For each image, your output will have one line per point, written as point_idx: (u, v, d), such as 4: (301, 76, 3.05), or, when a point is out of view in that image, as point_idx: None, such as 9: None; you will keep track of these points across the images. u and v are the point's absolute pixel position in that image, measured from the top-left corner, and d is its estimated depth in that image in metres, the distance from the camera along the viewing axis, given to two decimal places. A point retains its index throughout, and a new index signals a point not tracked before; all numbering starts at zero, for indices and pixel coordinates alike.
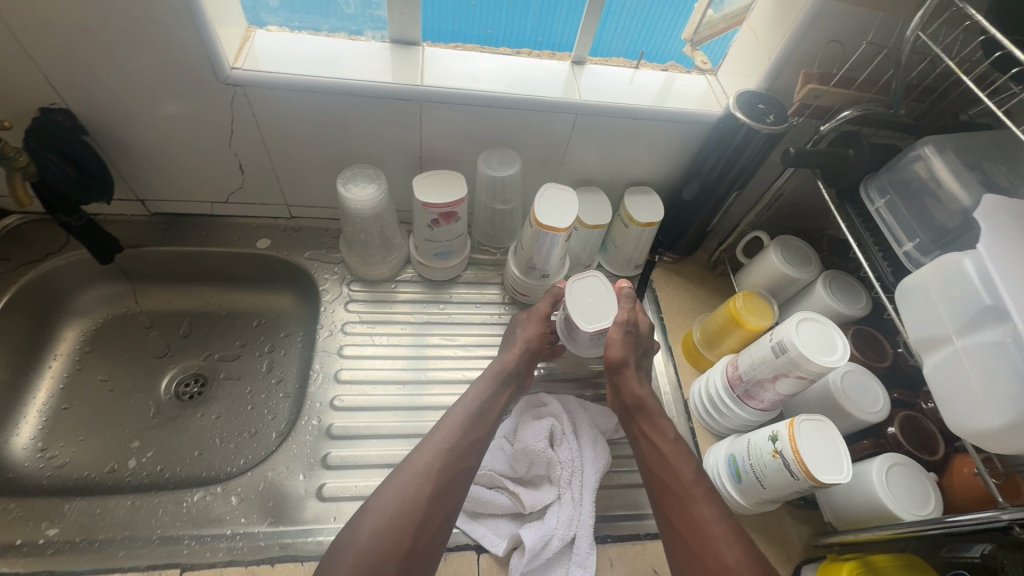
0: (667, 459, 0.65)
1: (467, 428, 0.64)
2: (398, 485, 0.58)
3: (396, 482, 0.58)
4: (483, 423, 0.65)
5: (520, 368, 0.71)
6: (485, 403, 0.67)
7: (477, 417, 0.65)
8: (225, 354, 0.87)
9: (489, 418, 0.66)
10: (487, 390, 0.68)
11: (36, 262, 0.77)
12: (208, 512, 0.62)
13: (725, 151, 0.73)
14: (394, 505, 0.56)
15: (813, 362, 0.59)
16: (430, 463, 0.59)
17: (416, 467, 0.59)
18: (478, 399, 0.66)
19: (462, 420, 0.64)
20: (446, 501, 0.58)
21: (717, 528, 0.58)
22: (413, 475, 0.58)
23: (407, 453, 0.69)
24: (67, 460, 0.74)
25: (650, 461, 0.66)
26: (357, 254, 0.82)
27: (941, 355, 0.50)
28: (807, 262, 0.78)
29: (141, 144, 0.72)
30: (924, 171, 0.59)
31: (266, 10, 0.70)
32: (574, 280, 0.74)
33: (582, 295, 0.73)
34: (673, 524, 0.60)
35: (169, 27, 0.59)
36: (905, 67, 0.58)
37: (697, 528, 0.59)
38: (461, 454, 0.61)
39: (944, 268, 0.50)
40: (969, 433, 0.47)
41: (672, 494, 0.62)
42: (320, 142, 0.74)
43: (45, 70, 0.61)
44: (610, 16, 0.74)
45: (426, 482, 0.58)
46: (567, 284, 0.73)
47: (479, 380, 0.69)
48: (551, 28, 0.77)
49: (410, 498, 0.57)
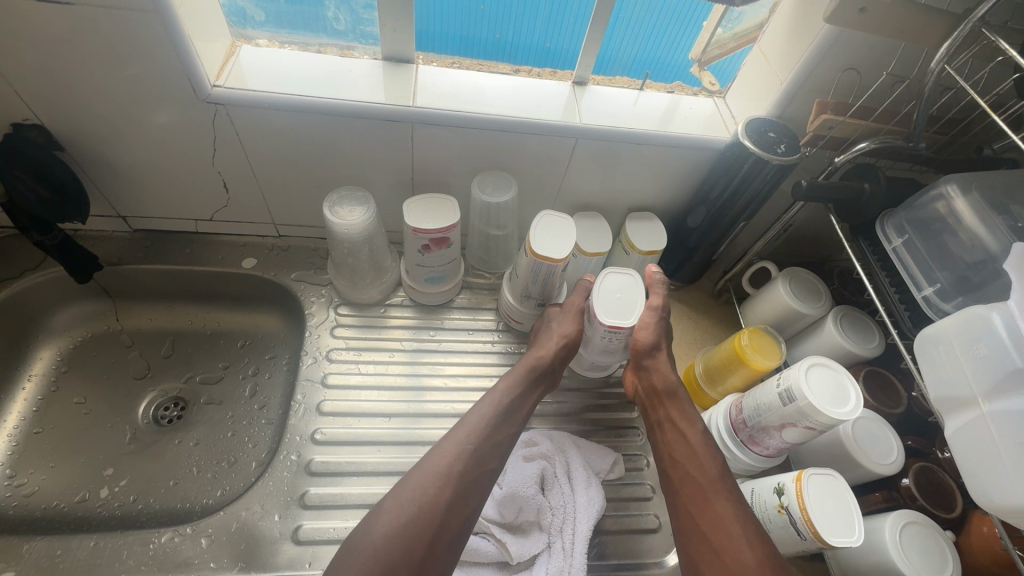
0: (695, 452, 0.62)
1: (491, 430, 0.61)
2: (404, 499, 0.54)
3: (406, 489, 0.55)
4: (508, 423, 0.63)
5: (553, 366, 0.70)
6: (514, 400, 0.65)
7: (503, 417, 0.63)
8: (208, 377, 0.83)
9: (514, 415, 0.64)
10: (515, 383, 0.66)
11: (12, 280, 0.74)
12: (175, 555, 0.59)
13: (733, 180, 0.69)
14: (407, 511, 0.54)
15: (824, 415, 0.55)
16: (451, 465, 0.57)
17: (430, 472, 0.57)
18: (508, 393, 0.65)
19: (491, 417, 0.62)
20: (458, 507, 0.56)
21: (739, 526, 0.55)
22: (432, 477, 0.56)
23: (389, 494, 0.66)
24: (36, 489, 0.70)
25: (673, 450, 0.64)
26: (346, 277, 0.79)
27: (964, 418, 0.46)
28: (817, 297, 0.74)
29: (119, 161, 0.69)
30: (947, 212, 0.55)
31: (253, 24, 0.67)
32: (610, 272, 0.71)
33: (613, 288, 0.69)
34: (694, 514, 0.58)
35: (145, 44, 0.55)
36: (928, 101, 0.54)
37: (716, 521, 0.56)
38: (483, 456, 0.59)
39: (969, 322, 0.46)
40: (996, 507, 0.43)
41: (693, 484, 0.60)
42: (308, 162, 0.71)
43: (16, 86, 0.58)
44: (620, 22, 0.69)
45: (447, 484, 0.56)
46: (601, 273, 0.70)
47: (512, 372, 0.67)
48: (558, 34, 0.71)
49: (427, 501, 0.54)
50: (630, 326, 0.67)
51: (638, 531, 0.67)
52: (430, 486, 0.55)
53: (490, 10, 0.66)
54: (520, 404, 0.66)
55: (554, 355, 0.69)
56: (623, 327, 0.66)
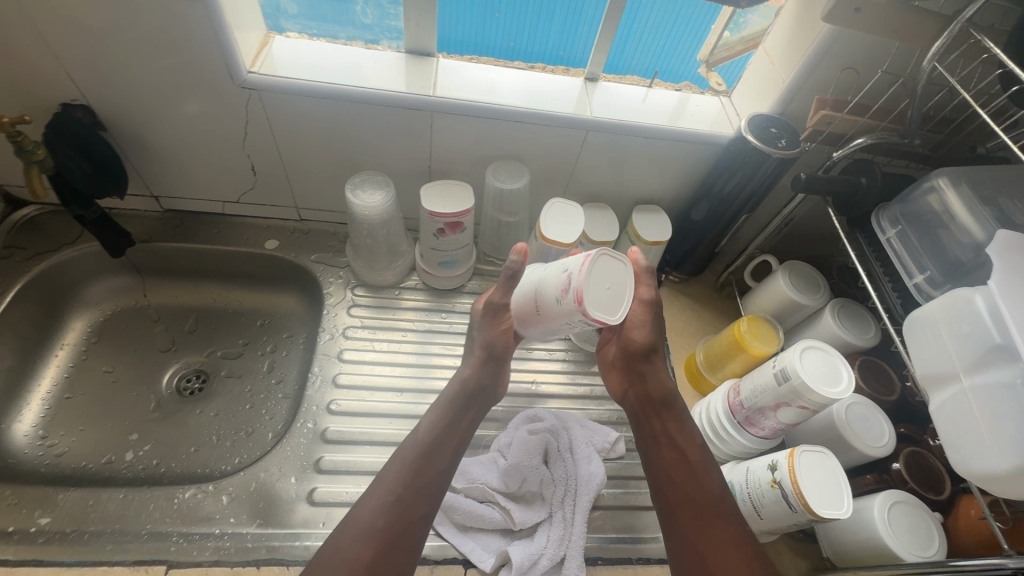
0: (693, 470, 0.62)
1: (414, 472, 0.58)
2: (337, 560, 0.51)
3: (334, 548, 0.52)
4: (434, 459, 0.60)
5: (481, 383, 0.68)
6: (441, 433, 0.62)
7: (427, 453, 0.60)
8: (228, 352, 0.87)
9: (437, 454, 0.61)
10: (440, 417, 0.64)
11: (51, 252, 0.79)
12: (197, 510, 0.62)
13: (735, 174, 0.72)
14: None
15: (817, 393, 0.58)
16: (373, 520, 0.54)
17: (353, 529, 0.53)
18: (431, 428, 0.62)
19: (418, 452, 0.60)
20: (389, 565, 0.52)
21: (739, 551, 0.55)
22: (355, 535, 0.53)
23: None
24: (66, 449, 0.74)
25: (665, 469, 0.63)
26: (363, 260, 0.83)
27: (947, 393, 0.49)
28: (815, 289, 0.77)
29: (155, 141, 0.73)
30: (937, 204, 0.58)
31: (286, 16, 0.71)
32: (604, 251, 0.54)
33: (601, 276, 0.54)
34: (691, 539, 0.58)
35: (189, 31, 0.60)
36: (922, 98, 0.57)
37: (716, 539, 0.57)
38: (409, 504, 0.56)
39: (954, 303, 0.49)
40: (976, 475, 0.46)
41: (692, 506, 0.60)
42: (331, 148, 0.75)
43: (68, 68, 0.63)
44: (632, 32, 0.74)
45: (371, 542, 0.53)
46: (595, 251, 0.53)
47: (436, 401, 0.65)
48: (572, 44, 0.76)
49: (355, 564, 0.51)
50: (614, 323, 0.53)
51: (636, 507, 0.70)
52: (365, 550, 0.52)
53: (505, 17, 0.72)
54: (449, 434, 0.63)
55: (483, 359, 0.68)
56: (606, 325, 0.52)
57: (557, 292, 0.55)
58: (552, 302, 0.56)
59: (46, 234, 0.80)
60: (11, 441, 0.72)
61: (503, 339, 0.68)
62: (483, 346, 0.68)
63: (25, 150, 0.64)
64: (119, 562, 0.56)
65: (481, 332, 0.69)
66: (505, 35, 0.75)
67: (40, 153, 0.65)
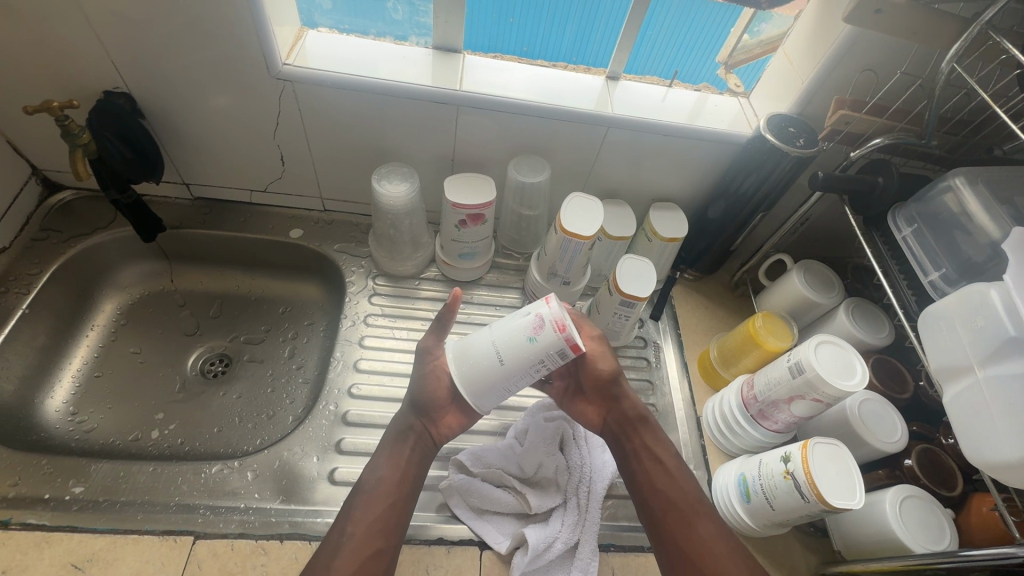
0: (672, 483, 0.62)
1: (366, 512, 0.56)
2: None
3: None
4: (383, 498, 0.58)
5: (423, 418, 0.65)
6: (385, 470, 0.60)
7: (375, 491, 0.58)
8: (251, 337, 0.89)
9: (395, 487, 0.59)
10: (388, 452, 0.62)
11: (86, 235, 0.82)
12: (223, 485, 0.64)
13: (752, 172, 0.74)
14: None
15: (832, 386, 0.59)
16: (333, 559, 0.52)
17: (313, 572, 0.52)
18: (377, 466, 0.60)
19: (371, 489, 0.58)
20: None
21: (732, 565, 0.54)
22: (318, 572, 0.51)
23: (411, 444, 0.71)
24: (95, 426, 0.76)
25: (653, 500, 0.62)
26: (385, 250, 0.85)
27: (962, 385, 0.50)
28: (830, 288, 0.78)
29: (190, 130, 0.76)
30: (954, 203, 0.59)
31: (319, 12, 0.74)
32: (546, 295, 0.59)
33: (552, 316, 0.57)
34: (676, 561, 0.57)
35: (231, 23, 0.63)
36: (940, 99, 0.58)
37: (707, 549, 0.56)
38: (366, 538, 0.55)
39: (969, 298, 0.50)
40: (989, 465, 0.47)
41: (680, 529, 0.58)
42: (359, 139, 0.77)
43: (114, 56, 0.66)
44: (646, 42, 0.77)
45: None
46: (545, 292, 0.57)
47: (382, 441, 0.63)
48: (585, 50, 0.79)
49: None
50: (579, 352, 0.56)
51: None
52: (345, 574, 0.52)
53: (518, 23, 0.75)
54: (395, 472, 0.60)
55: (409, 407, 0.65)
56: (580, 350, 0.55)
57: (526, 330, 0.56)
58: (522, 339, 0.55)
59: (81, 218, 0.83)
60: (43, 416, 0.74)
61: (434, 389, 0.63)
62: (413, 395, 0.64)
63: (71, 133, 0.67)
64: (149, 530, 0.59)
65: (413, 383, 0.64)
66: (519, 40, 0.77)
67: (84, 137, 0.68)
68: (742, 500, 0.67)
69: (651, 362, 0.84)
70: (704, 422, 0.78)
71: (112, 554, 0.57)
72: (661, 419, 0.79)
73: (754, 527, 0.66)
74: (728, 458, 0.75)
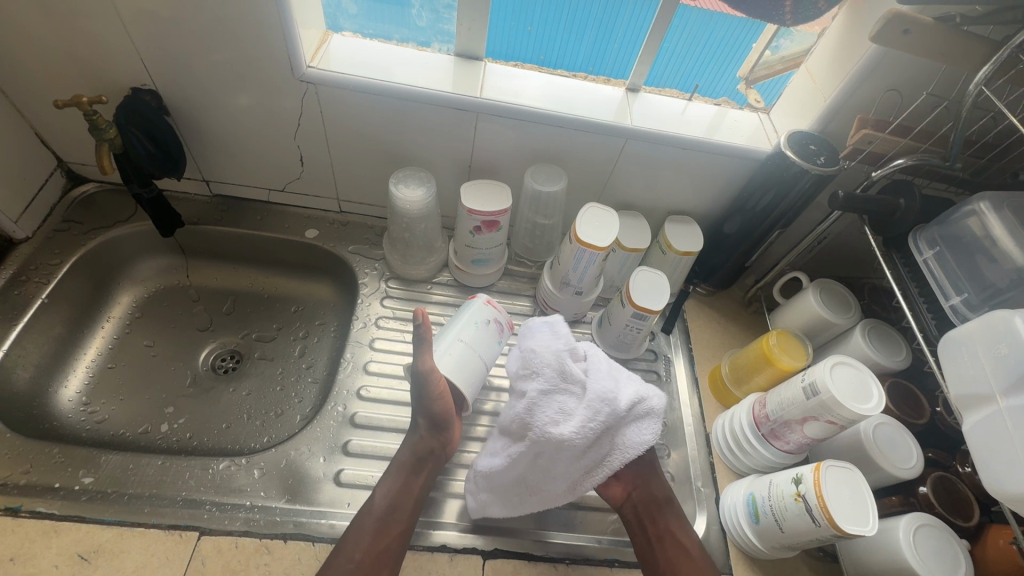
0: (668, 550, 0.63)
1: (371, 535, 0.57)
2: None
3: None
4: (392, 525, 0.59)
5: (434, 448, 0.65)
6: (396, 497, 0.61)
7: (384, 518, 0.59)
8: (262, 335, 0.90)
9: (402, 517, 0.60)
10: (398, 480, 0.62)
11: (106, 228, 0.83)
12: (230, 482, 0.64)
13: (771, 189, 0.73)
14: None
15: (846, 408, 0.58)
16: None
17: None
18: (388, 494, 0.61)
19: (378, 516, 0.59)
20: None
21: None
22: None
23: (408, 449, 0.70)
24: (106, 417, 0.77)
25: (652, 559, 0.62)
26: (399, 253, 0.86)
27: (984, 413, 0.49)
28: (847, 308, 0.77)
29: (213, 129, 0.77)
30: (978, 228, 0.58)
31: (344, 16, 0.75)
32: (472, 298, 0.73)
33: None
34: None
35: (259, 25, 0.63)
36: (966, 121, 0.57)
37: None
38: (371, 566, 0.55)
39: (993, 325, 0.49)
40: (1011, 498, 0.45)
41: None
42: (378, 143, 0.78)
43: (142, 53, 0.67)
44: (665, 54, 0.76)
45: None
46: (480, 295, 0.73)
47: (390, 469, 0.63)
48: (602, 59, 0.78)
49: None
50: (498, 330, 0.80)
51: None
52: None
53: (536, 32, 0.75)
54: (404, 500, 0.61)
55: (424, 429, 0.65)
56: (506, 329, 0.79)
57: (495, 336, 0.71)
58: (494, 343, 0.71)
59: (102, 210, 0.85)
60: (56, 405, 0.75)
61: (444, 406, 0.65)
62: (426, 415, 0.65)
63: (98, 128, 0.68)
64: (155, 524, 0.59)
65: (420, 401, 0.65)
66: (536, 49, 0.77)
67: (111, 132, 0.69)
68: (750, 520, 0.66)
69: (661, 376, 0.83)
70: (713, 439, 0.77)
71: (117, 546, 0.58)
72: (670, 434, 0.78)
73: (763, 549, 0.65)
74: (736, 477, 0.74)
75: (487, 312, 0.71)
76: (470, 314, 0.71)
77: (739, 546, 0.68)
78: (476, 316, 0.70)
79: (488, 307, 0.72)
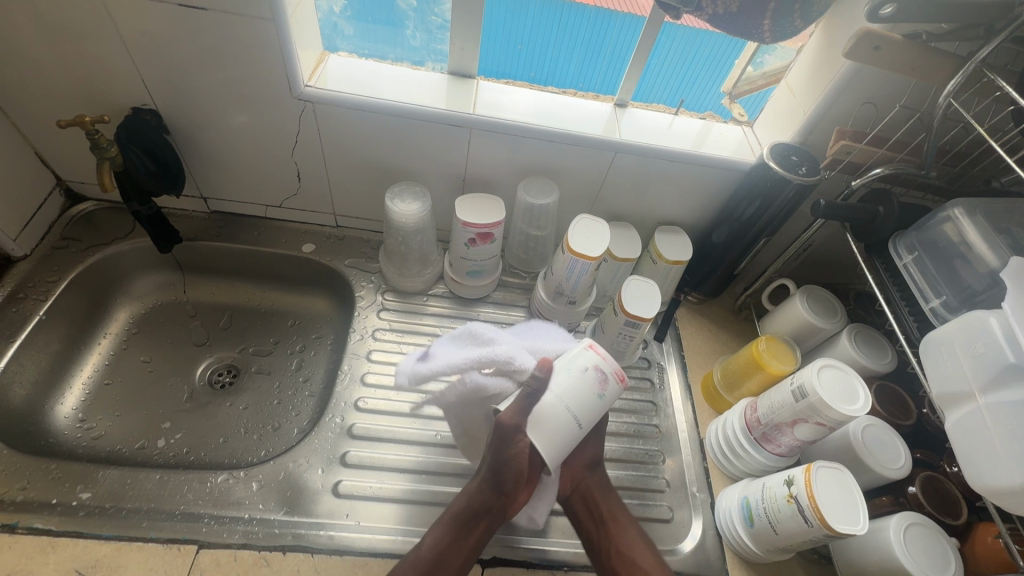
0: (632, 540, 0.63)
1: None
2: None
3: None
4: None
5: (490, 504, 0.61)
6: (443, 553, 0.58)
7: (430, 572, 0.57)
8: (259, 349, 0.90)
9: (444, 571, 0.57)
10: (450, 537, 0.59)
11: (104, 245, 0.84)
12: (228, 495, 0.64)
13: (756, 199, 0.75)
14: None
15: (834, 410, 0.60)
16: None
17: None
18: (435, 548, 0.58)
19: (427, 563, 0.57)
20: None
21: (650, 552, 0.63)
22: None
23: (411, 490, 0.68)
24: (102, 433, 0.76)
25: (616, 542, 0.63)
26: (395, 266, 0.87)
27: (963, 410, 0.51)
28: (832, 314, 0.79)
29: (210, 145, 0.79)
30: (954, 233, 0.60)
31: (341, 37, 0.77)
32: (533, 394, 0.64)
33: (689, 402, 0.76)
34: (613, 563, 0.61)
35: (258, 48, 0.66)
36: (938, 131, 0.60)
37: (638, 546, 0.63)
38: None
39: (970, 325, 0.51)
40: (991, 491, 0.47)
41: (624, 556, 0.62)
42: (375, 159, 0.80)
43: (143, 74, 0.69)
44: (653, 70, 0.79)
45: None
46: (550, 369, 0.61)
47: (444, 513, 0.61)
48: (591, 76, 0.81)
49: None
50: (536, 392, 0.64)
51: (651, 519, 0.71)
52: None
53: (526, 50, 0.79)
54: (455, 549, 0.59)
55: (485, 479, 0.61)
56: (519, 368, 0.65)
57: (593, 388, 0.58)
58: (593, 399, 0.58)
59: (100, 228, 0.86)
60: (53, 421, 0.75)
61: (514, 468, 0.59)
62: (490, 470, 0.61)
63: (100, 147, 0.69)
64: (154, 538, 0.60)
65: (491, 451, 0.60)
66: (528, 65, 0.80)
67: (112, 150, 0.70)
68: (745, 524, 0.66)
69: (655, 383, 0.84)
70: (707, 445, 0.78)
71: (115, 561, 0.58)
72: (664, 440, 0.79)
73: (758, 552, 0.66)
74: (730, 482, 0.75)
75: (587, 358, 0.59)
76: (569, 356, 0.60)
77: (735, 550, 0.69)
78: (573, 361, 0.59)
79: (591, 351, 0.60)
